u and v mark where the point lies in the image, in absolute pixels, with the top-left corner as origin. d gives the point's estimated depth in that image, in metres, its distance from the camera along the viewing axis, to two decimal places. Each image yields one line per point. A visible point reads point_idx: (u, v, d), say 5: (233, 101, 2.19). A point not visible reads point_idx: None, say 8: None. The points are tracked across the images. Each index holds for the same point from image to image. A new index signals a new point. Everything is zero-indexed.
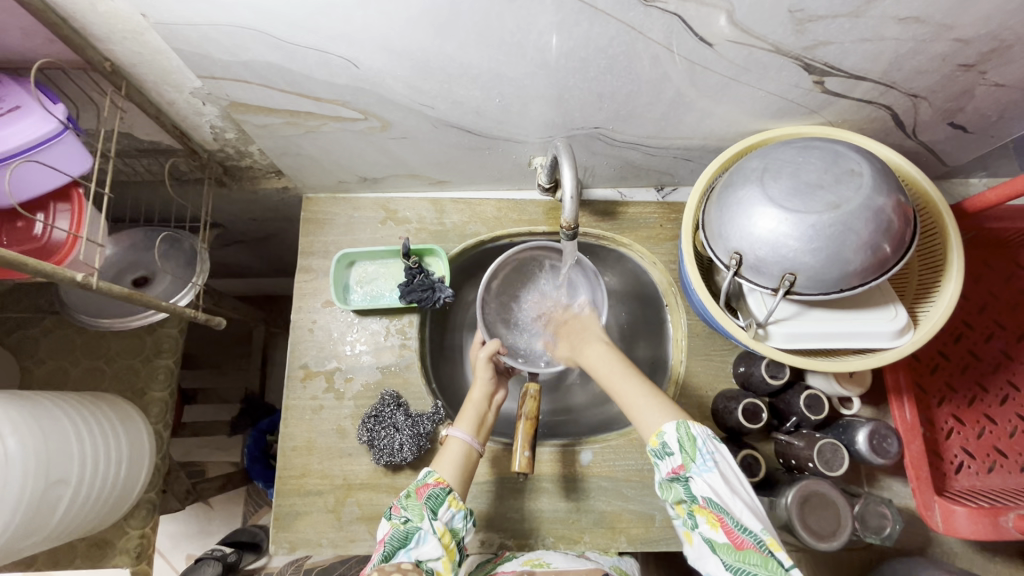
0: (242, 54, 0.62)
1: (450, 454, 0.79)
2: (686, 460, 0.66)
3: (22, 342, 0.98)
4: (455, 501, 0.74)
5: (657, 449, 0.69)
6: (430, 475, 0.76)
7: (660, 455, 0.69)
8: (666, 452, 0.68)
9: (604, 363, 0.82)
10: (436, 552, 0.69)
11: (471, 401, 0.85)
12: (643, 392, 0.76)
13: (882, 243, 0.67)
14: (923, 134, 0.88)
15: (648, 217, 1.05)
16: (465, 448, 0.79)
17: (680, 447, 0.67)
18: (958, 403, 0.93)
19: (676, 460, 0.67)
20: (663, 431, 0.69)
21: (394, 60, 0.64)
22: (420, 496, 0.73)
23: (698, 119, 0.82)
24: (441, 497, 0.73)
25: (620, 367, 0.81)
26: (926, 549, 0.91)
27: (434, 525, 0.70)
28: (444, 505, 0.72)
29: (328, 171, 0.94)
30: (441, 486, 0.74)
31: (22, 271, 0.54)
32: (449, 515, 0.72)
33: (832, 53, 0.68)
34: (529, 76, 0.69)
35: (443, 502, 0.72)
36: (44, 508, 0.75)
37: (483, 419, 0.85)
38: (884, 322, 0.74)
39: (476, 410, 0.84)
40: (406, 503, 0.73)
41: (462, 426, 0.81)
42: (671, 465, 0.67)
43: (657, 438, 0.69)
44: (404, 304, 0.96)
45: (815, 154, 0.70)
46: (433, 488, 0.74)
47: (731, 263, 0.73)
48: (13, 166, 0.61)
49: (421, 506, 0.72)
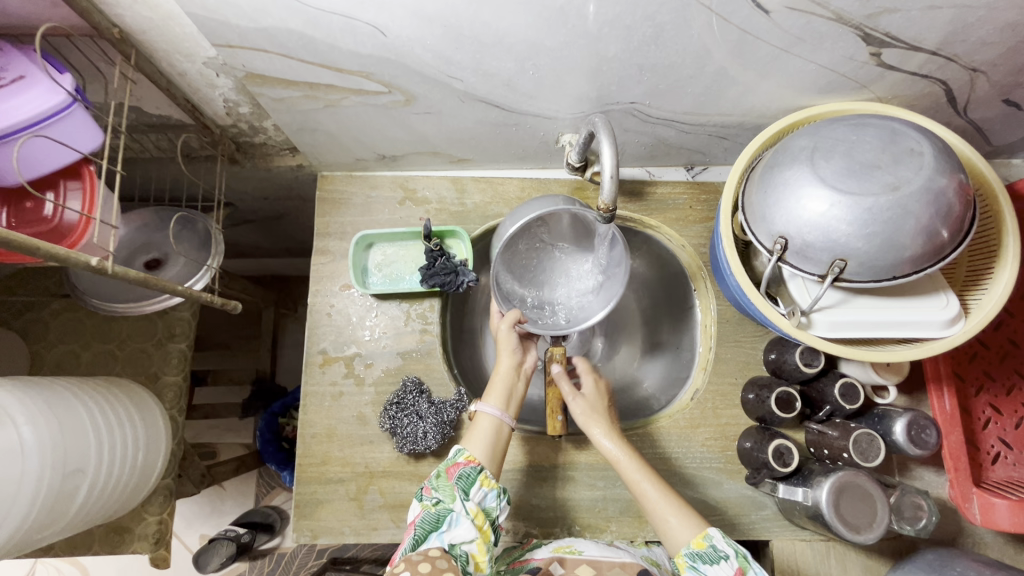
0: (261, 19, 0.57)
1: (480, 432, 0.78)
2: (744, 561, 0.68)
3: (30, 325, 0.95)
4: (487, 480, 0.73)
5: (704, 553, 0.70)
6: (461, 453, 0.75)
7: (709, 559, 0.69)
8: (720, 554, 0.69)
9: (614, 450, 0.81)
10: (470, 534, 0.67)
11: (499, 372, 0.83)
12: (662, 496, 0.76)
13: (941, 229, 0.63)
14: (974, 111, 0.83)
15: (677, 198, 1.01)
16: (496, 424, 0.78)
17: (736, 551, 0.69)
18: (996, 392, 0.91)
19: (733, 563, 0.68)
20: (711, 535, 0.71)
21: (424, 27, 0.60)
22: (450, 477, 0.72)
23: (740, 95, 0.77)
24: (473, 477, 0.72)
25: (633, 461, 0.80)
26: (957, 539, 0.89)
27: (466, 506, 0.69)
28: (476, 485, 0.72)
29: (346, 148, 0.90)
30: (473, 465, 0.73)
31: (32, 255, 0.50)
32: (481, 494, 0.72)
33: (895, 22, 0.63)
34: (568, 46, 0.64)
35: (474, 482, 0.72)
36: (62, 498, 0.73)
37: (512, 393, 0.82)
38: (934, 310, 0.71)
39: (504, 382, 0.82)
40: (436, 484, 0.72)
41: (491, 401, 0.80)
42: (728, 569, 0.67)
43: (705, 541, 0.70)
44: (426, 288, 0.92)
45: (870, 132, 0.66)
46: (465, 468, 0.73)
47: (775, 248, 0.69)
48: (20, 142, 0.57)
49: (451, 488, 0.71)
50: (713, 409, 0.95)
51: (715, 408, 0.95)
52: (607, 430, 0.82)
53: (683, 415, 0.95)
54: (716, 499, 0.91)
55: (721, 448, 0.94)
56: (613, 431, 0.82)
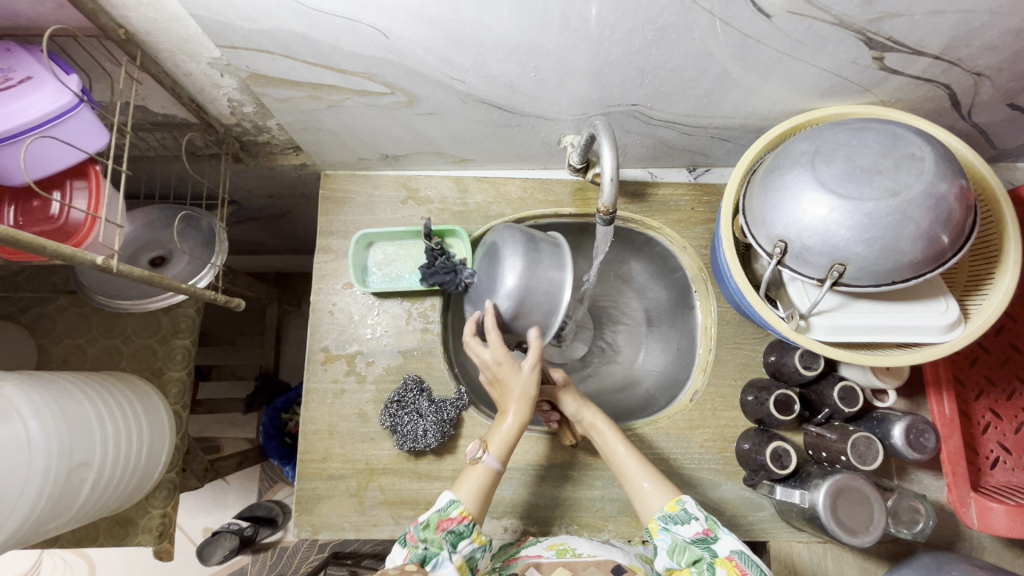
0: (264, 21, 0.58)
1: (474, 480, 0.75)
2: (712, 522, 0.70)
3: (38, 320, 0.97)
4: (478, 536, 0.71)
5: (675, 514, 0.72)
6: (455, 506, 0.72)
7: (680, 520, 0.71)
8: (690, 516, 0.71)
9: (592, 416, 0.83)
10: None
11: (504, 424, 0.79)
12: (647, 474, 0.77)
13: (941, 234, 0.63)
14: (979, 115, 0.82)
15: (679, 200, 1.01)
16: (493, 475, 0.76)
17: (705, 514, 0.71)
18: (996, 397, 0.91)
19: (701, 523, 0.70)
20: (684, 499, 0.73)
21: (427, 30, 0.60)
22: (440, 529, 0.70)
23: (742, 97, 0.77)
24: (464, 533, 0.70)
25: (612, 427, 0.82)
26: (955, 543, 0.90)
27: (453, 556, 0.69)
28: (466, 540, 0.70)
29: (349, 148, 0.90)
30: (466, 522, 0.71)
31: (39, 253, 0.51)
32: (469, 549, 0.70)
33: (898, 26, 0.63)
34: (569, 48, 0.64)
35: (464, 537, 0.70)
36: (68, 492, 0.74)
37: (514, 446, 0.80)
38: (933, 315, 0.71)
39: (509, 435, 0.79)
40: (423, 534, 0.70)
41: (493, 452, 0.77)
42: (696, 528, 0.70)
43: (677, 504, 0.73)
44: (426, 287, 0.92)
45: (871, 137, 0.66)
46: (457, 524, 0.70)
47: (775, 251, 0.69)
48: (27, 142, 0.58)
49: (440, 540, 0.69)
50: (712, 410, 0.95)
51: (714, 410, 0.95)
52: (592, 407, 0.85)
53: (683, 417, 0.95)
54: (714, 499, 0.92)
55: (719, 449, 0.94)
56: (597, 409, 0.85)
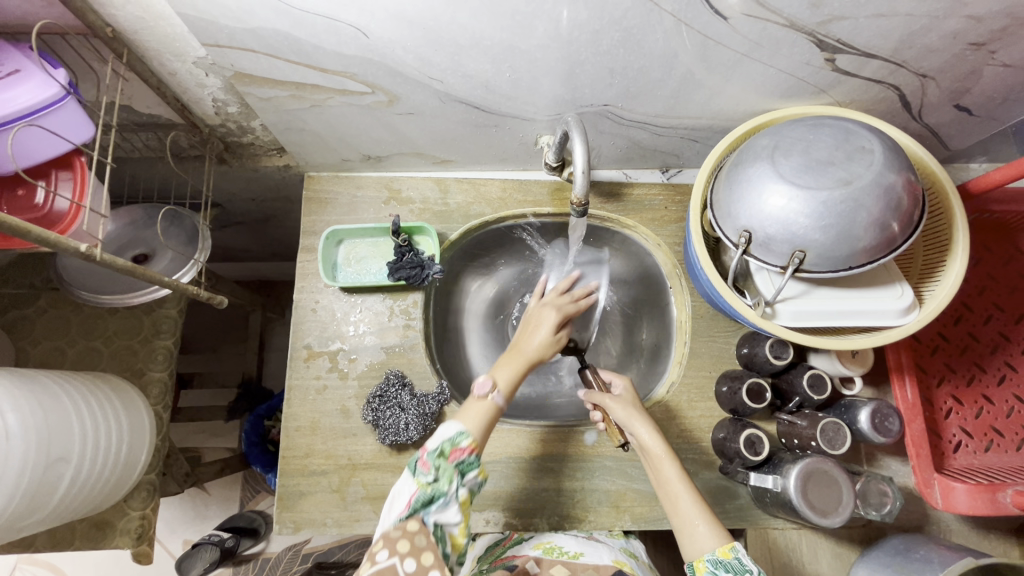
0: (248, 20, 0.61)
1: (484, 414, 0.77)
2: None
3: (17, 321, 0.96)
4: (483, 471, 0.73)
5: (731, 562, 0.69)
6: (464, 437, 0.73)
7: (732, 568, 0.68)
8: (744, 568, 0.68)
9: (654, 440, 0.81)
10: (456, 518, 0.69)
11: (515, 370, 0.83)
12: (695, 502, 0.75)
13: (891, 222, 0.67)
14: (928, 116, 0.88)
15: (653, 199, 1.05)
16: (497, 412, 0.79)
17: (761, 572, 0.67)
18: (956, 383, 0.95)
19: None
20: (737, 547, 0.70)
21: (404, 30, 0.63)
22: (451, 459, 0.71)
23: (708, 99, 0.82)
24: (472, 464, 0.72)
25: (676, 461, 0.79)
26: (924, 526, 0.92)
27: (459, 492, 0.70)
28: (472, 473, 0.72)
29: (331, 148, 0.92)
30: (474, 453, 0.72)
31: (22, 238, 0.52)
32: (473, 483, 0.72)
33: (845, 29, 0.67)
34: (541, 47, 0.68)
35: (472, 469, 0.72)
36: (44, 487, 0.74)
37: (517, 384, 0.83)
38: (889, 300, 0.75)
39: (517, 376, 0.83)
40: (435, 464, 0.70)
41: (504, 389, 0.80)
42: None
43: (731, 552, 0.70)
44: (392, 282, 0.95)
45: (825, 132, 0.70)
46: (467, 454, 0.72)
47: (740, 241, 0.73)
48: (14, 130, 0.59)
49: (451, 470, 0.70)
50: (689, 401, 0.98)
51: (691, 401, 0.98)
52: (652, 425, 0.83)
53: (659, 408, 0.97)
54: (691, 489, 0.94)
55: (696, 439, 0.96)
56: (653, 427, 0.82)
